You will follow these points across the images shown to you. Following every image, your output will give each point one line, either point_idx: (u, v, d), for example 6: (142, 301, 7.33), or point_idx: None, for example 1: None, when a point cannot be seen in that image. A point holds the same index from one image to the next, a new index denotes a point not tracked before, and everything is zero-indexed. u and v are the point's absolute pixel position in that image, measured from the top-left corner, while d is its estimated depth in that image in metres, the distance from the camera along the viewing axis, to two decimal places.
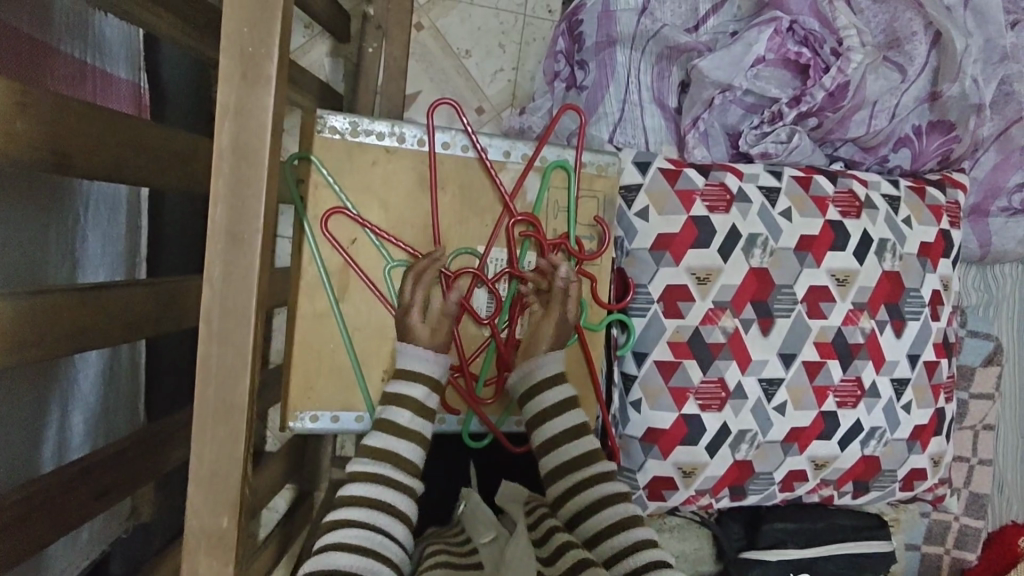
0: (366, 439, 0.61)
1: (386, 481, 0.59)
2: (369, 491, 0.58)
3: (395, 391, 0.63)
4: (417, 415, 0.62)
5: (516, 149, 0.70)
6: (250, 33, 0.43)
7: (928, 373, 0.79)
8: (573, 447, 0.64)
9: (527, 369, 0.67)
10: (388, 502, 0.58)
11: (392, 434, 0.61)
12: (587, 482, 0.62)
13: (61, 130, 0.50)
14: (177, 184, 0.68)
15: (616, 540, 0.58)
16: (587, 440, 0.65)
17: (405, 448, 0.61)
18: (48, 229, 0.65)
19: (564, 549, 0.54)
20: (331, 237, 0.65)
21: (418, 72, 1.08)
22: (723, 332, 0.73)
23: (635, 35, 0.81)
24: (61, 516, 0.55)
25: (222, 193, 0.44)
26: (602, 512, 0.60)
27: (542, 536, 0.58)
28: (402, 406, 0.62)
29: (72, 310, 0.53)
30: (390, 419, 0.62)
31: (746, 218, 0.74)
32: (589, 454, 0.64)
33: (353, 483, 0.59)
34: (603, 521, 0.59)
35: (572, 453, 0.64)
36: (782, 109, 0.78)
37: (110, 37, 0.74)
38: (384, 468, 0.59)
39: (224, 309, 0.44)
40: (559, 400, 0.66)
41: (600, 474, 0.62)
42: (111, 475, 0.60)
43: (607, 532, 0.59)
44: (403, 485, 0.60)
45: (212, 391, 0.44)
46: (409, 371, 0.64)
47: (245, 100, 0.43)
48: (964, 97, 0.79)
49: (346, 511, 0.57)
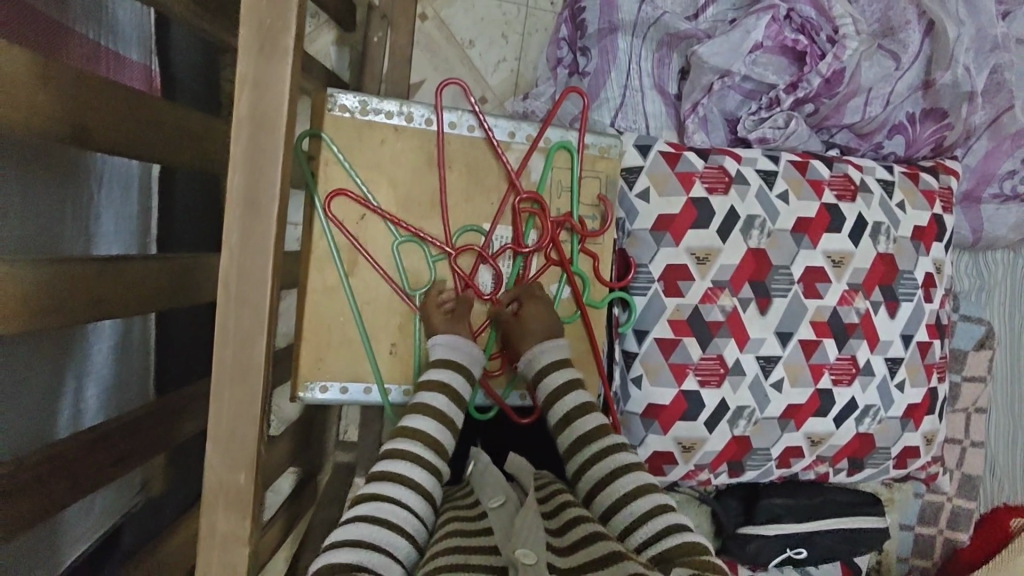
0: (403, 421, 0.63)
1: (413, 457, 0.60)
2: (393, 467, 0.59)
3: (426, 376, 0.66)
4: (451, 401, 0.65)
5: (520, 129, 0.72)
6: (267, 7, 0.43)
7: (921, 353, 0.82)
8: (586, 423, 0.64)
9: (530, 356, 0.69)
10: (412, 478, 0.59)
11: (423, 415, 0.63)
12: (599, 456, 0.61)
13: (80, 103, 0.52)
14: (189, 160, 0.70)
15: (636, 507, 0.56)
16: (596, 417, 0.65)
17: (435, 430, 0.63)
18: (67, 205, 0.67)
19: (574, 522, 0.53)
20: (333, 218, 0.67)
21: (423, 61, 1.10)
22: (721, 311, 0.75)
23: (636, 23, 0.83)
24: (80, 478, 0.56)
25: (239, 159, 0.44)
26: (616, 482, 0.58)
27: (553, 506, 0.57)
28: (434, 390, 0.65)
29: (90, 280, 0.55)
30: (423, 402, 0.64)
31: (744, 200, 0.76)
32: (600, 429, 0.64)
33: (386, 460, 0.60)
34: (618, 492, 0.58)
35: (586, 429, 0.64)
36: (779, 96, 0.80)
37: (122, 19, 0.76)
38: (414, 446, 0.61)
39: (241, 273, 0.45)
40: (563, 382, 0.67)
41: (608, 448, 0.62)
42: (125, 443, 0.62)
43: (625, 501, 0.57)
44: (429, 463, 0.61)
45: (229, 353, 0.45)
46: (445, 360, 0.66)
47: (262, 71, 0.44)
48: (957, 85, 0.81)
49: (371, 487, 0.58)
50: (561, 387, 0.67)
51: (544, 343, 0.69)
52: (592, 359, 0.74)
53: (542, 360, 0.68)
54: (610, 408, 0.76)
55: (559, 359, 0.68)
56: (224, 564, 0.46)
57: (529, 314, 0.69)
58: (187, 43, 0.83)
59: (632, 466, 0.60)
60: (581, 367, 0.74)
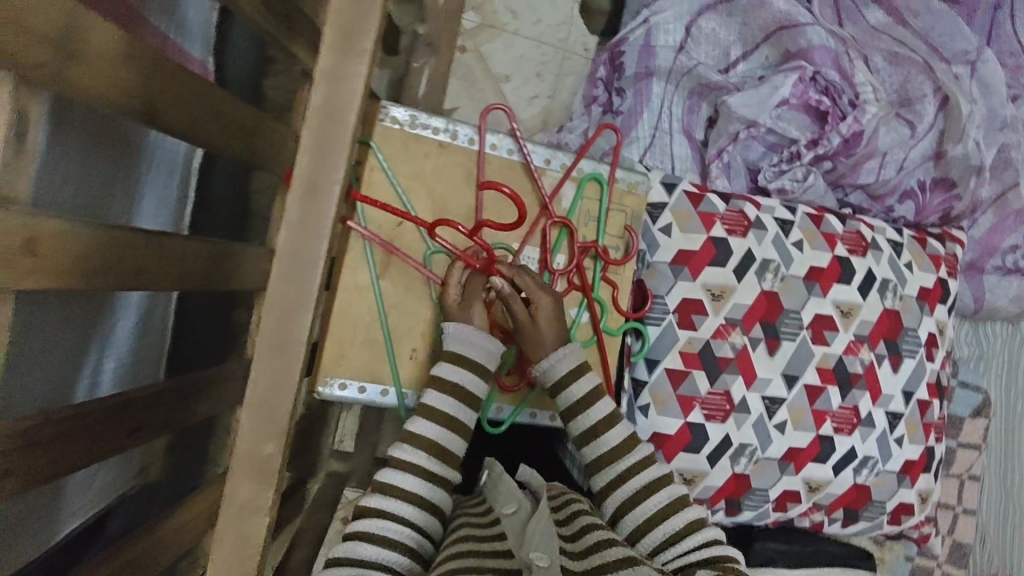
0: (411, 425, 0.64)
1: (412, 468, 0.62)
2: (400, 481, 0.61)
3: (444, 376, 0.66)
4: (466, 405, 0.66)
5: (556, 157, 0.75)
6: (352, 10, 0.46)
7: (920, 411, 0.84)
8: (612, 438, 0.66)
9: (543, 367, 0.68)
10: (417, 493, 0.61)
11: (436, 422, 0.64)
12: (624, 476, 0.65)
13: (153, 84, 0.55)
14: (239, 152, 0.73)
15: (669, 526, 0.61)
16: (621, 430, 0.67)
17: (444, 437, 0.64)
18: (118, 181, 0.70)
19: (588, 528, 0.55)
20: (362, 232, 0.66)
21: (458, 89, 1.15)
22: (732, 347, 0.78)
23: (671, 70, 0.87)
24: (100, 441, 0.57)
25: (308, 144, 0.47)
26: (643, 503, 0.63)
27: (567, 516, 0.59)
28: (450, 395, 0.65)
29: (136, 250, 0.57)
30: (439, 407, 0.65)
31: (761, 244, 0.80)
32: (624, 445, 0.66)
33: (393, 470, 0.62)
34: (646, 511, 0.62)
35: (612, 443, 0.66)
36: (800, 150, 0.85)
37: (188, 18, 0.81)
38: (420, 458, 0.63)
39: (296, 248, 0.47)
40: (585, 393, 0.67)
41: (631, 466, 0.65)
42: (144, 414, 0.63)
43: (654, 522, 0.61)
44: (428, 472, 0.62)
45: (271, 324, 0.47)
46: (461, 357, 0.66)
47: (342, 66, 0.47)
48: (966, 158, 0.86)
49: (378, 498, 0.61)
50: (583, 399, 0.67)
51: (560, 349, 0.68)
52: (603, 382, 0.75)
53: (561, 368, 0.68)
54: None
55: (574, 367, 0.68)
56: (240, 534, 0.46)
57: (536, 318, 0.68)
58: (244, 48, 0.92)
59: (660, 483, 0.64)
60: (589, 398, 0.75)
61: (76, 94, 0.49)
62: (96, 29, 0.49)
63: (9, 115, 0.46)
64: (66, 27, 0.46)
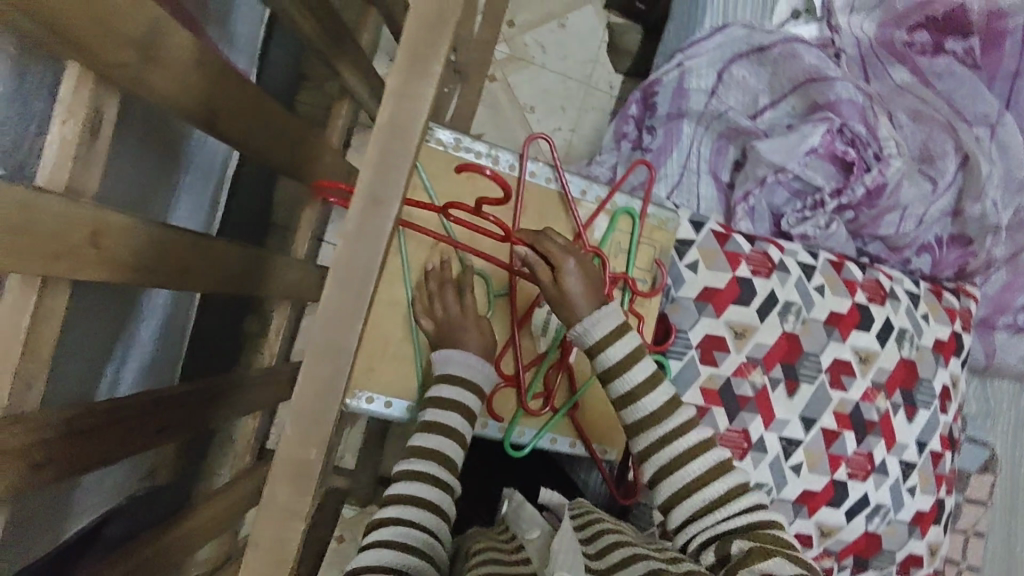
0: (413, 441, 0.65)
1: (421, 475, 0.61)
2: (410, 488, 0.60)
3: (439, 395, 0.67)
4: (466, 420, 0.67)
5: (591, 189, 0.77)
6: (425, 35, 0.48)
7: (933, 461, 0.85)
8: (653, 400, 0.64)
9: (581, 330, 0.66)
10: (428, 499, 0.60)
11: (434, 433, 0.64)
12: (664, 441, 0.63)
13: (214, 91, 0.54)
14: (280, 162, 0.72)
15: (705, 496, 0.61)
16: (663, 390, 0.65)
17: (447, 446, 0.64)
18: (160, 184, 0.72)
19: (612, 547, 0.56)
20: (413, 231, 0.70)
21: (485, 117, 1.18)
22: (751, 386, 0.79)
23: (702, 113, 0.90)
24: (130, 440, 0.54)
25: (374, 159, 0.49)
26: (683, 468, 0.62)
27: (590, 534, 0.59)
28: (451, 410, 0.66)
29: (184, 250, 0.56)
30: (438, 419, 0.65)
31: (784, 286, 0.81)
32: (664, 409, 0.64)
33: (399, 482, 0.61)
34: (683, 479, 0.62)
35: (652, 409, 0.64)
36: (824, 199, 0.87)
37: (238, 30, 0.83)
38: (429, 467, 0.62)
39: (353, 260, 0.48)
40: (626, 354, 0.64)
41: (669, 433, 0.63)
42: (175, 414, 0.61)
43: (693, 487, 0.62)
44: (436, 479, 0.61)
45: (320, 328, 0.48)
46: (452, 376, 0.68)
47: (410, 84, 0.49)
48: (984, 217, 0.89)
49: (388, 510, 0.58)
50: (621, 361, 0.64)
51: (587, 317, 0.65)
52: (612, 414, 0.79)
53: (599, 331, 0.65)
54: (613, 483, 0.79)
55: (615, 328, 0.65)
56: (276, 538, 0.46)
57: (560, 283, 0.65)
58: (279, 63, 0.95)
59: (701, 447, 0.63)
60: (600, 427, 0.79)
61: (144, 96, 0.48)
62: (171, 36, 0.47)
63: (88, 112, 0.47)
64: (146, 30, 0.44)
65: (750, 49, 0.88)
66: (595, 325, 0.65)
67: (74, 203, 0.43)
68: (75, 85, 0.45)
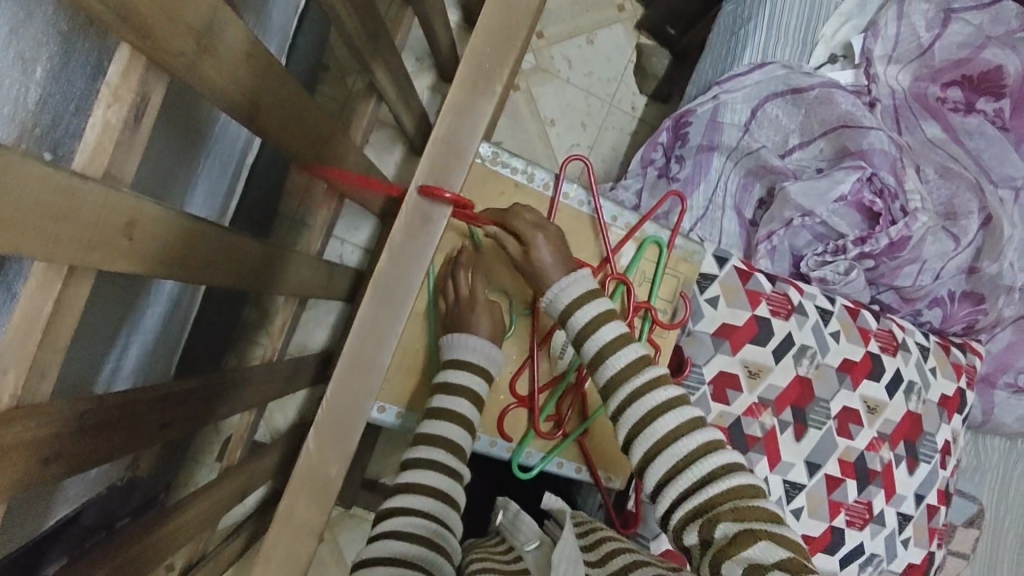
0: (423, 429, 0.66)
1: (428, 463, 0.62)
2: (420, 478, 0.60)
3: (447, 379, 0.69)
4: (472, 404, 0.68)
5: (622, 216, 0.77)
6: (489, 53, 0.46)
7: (928, 515, 0.85)
8: (624, 355, 0.64)
9: (552, 297, 0.68)
10: (432, 487, 0.60)
11: (442, 420, 0.66)
12: (637, 392, 0.61)
13: (262, 83, 0.45)
14: (306, 160, 0.60)
15: (677, 450, 0.58)
16: (632, 349, 0.64)
17: (453, 433, 0.65)
18: (182, 162, 0.66)
19: (615, 553, 0.55)
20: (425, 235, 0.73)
21: (505, 125, 1.16)
22: (761, 427, 0.79)
23: (734, 148, 0.89)
24: (129, 445, 0.43)
25: (423, 175, 0.48)
26: (660, 418, 0.60)
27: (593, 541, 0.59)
28: (457, 395, 0.68)
29: (207, 243, 0.44)
30: (445, 405, 0.67)
31: (801, 329, 0.81)
32: (641, 361, 0.63)
33: (408, 471, 0.62)
34: (654, 433, 0.59)
35: (665, 430, 0.59)
36: (846, 245, 0.88)
37: (275, 17, 0.79)
38: (433, 453, 0.63)
39: (393, 279, 0.47)
40: (593, 316, 0.66)
41: (642, 385, 0.62)
42: (174, 434, 0.50)
43: (665, 443, 0.59)
44: (441, 464, 0.63)
45: (356, 340, 0.47)
46: (459, 360, 0.69)
47: (467, 103, 0.47)
48: (999, 277, 0.90)
49: (396, 500, 0.59)
50: (586, 326, 0.65)
51: (555, 285, 0.67)
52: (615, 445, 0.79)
53: (567, 296, 0.67)
54: (613, 514, 0.78)
55: (584, 293, 0.67)
56: (289, 552, 0.44)
57: (544, 262, 0.68)
58: (306, 55, 0.92)
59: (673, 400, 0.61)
60: (603, 456, 0.79)
61: (196, 92, 0.39)
62: (230, 27, 0.39)
63: (136, 94, 0.40)
64: (208, 16, 0.36)
65: (787, 89, 0.88)
66: (562, 293, 0.67)
67: (107, 189, 0.32)
68: (124, 70, 0.38)
